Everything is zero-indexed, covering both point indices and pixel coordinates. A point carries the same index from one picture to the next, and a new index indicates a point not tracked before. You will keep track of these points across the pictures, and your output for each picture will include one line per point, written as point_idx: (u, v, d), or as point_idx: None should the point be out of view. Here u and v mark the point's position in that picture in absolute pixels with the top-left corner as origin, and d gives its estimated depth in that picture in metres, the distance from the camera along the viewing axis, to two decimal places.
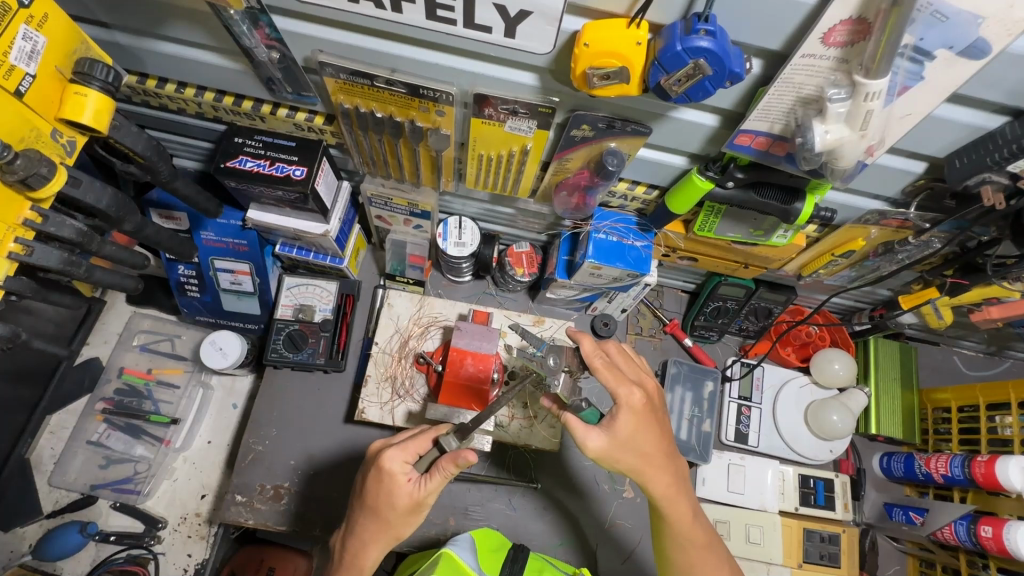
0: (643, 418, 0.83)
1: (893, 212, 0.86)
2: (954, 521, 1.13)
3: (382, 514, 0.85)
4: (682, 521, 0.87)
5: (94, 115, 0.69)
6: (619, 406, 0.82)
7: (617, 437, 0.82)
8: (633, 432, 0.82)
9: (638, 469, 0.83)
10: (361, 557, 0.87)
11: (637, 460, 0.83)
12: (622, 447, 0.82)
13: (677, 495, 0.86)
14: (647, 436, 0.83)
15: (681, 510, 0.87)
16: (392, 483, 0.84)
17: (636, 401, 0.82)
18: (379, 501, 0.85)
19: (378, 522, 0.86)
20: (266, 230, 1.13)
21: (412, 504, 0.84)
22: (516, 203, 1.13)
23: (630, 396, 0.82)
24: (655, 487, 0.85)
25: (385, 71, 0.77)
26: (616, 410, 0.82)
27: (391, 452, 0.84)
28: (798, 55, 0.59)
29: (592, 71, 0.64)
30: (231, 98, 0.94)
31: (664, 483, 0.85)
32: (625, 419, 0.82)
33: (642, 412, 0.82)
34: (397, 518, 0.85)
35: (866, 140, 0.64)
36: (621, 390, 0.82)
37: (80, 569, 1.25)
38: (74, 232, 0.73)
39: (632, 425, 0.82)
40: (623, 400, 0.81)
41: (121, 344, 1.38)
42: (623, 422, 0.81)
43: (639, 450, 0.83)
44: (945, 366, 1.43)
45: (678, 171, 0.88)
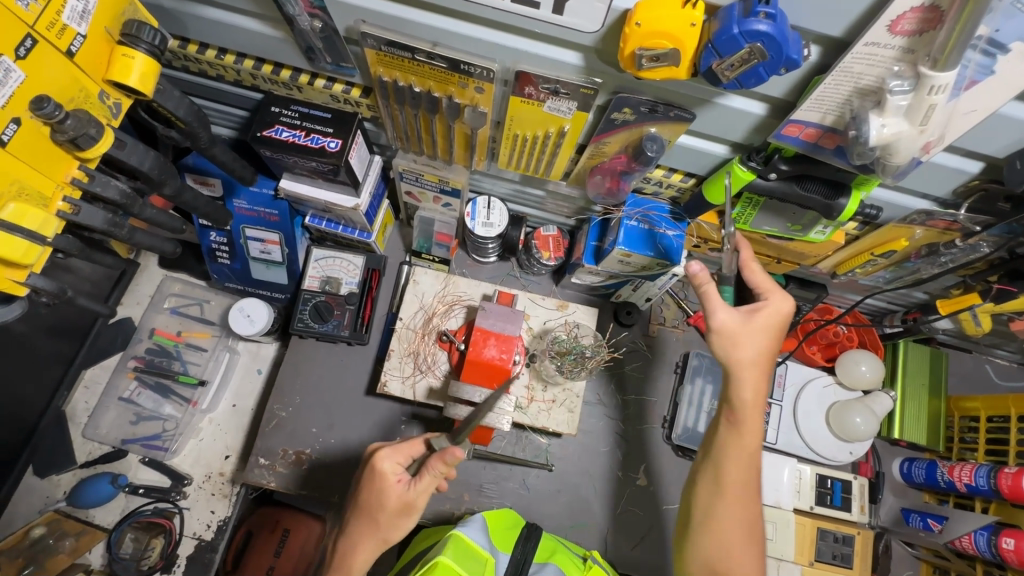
0: (779, 327, 0.84)
1: (941, 213, 0.83)
2: (974, 531, 1.12)
3: (371, 514, 0.86)
4: (749, 440, 0.83)
5: (140, 78, 0.70)
6: (764, 309, 0.83)
7: (739, 321, 0.82)
8: (763, 333, 0.83)
9: (743, 364, 0.82)
10: (351, 556, 0.86)
11: (752, 355, 0.82)
12: (735, 333, 0.82)
13: (752, 413, 0.83)
14: (773, 348, 0.83)
15: (752, 426, 0.83)
16: (384, 483, 0.86)
17: (783, 311, 0.84)
18: (371, 501, 0.87)
19: (367, 522, 0.86)
20: (297, 201, 1.14)
21: (402, 505, 0.86)
22: (546, 185, 1.11)
23: (779, 303, 0.84)
24: (743, 394, 0.83)
25: (426, 44, 0.76)
26: (762, 309, 0.83)
27: (385, 452, 0.87)
28: (861, 43, 0.56)
29: (642, 51, 0.62)
30: (270, 66, 0.94)
31: (755, 390, 0.83)
32: (766, 317, 0.83)
33: (780, 323, 0.84)
34: (388, 520, 0.86)
35: (924, 136, 0.62)
36: (772, 296, 0.84)
37: (110, 518, 1.30)
38: (119, 193, 0.75)
39: (769, 326, 0.83)
40: (773, 302, 0.83)
41: (152, 305, 1.42)
42: (761, 320, 0.83)
43: (759, 348, 0.82)
44: (975, 374, 1.39)
45: (719, 160, 0.86)
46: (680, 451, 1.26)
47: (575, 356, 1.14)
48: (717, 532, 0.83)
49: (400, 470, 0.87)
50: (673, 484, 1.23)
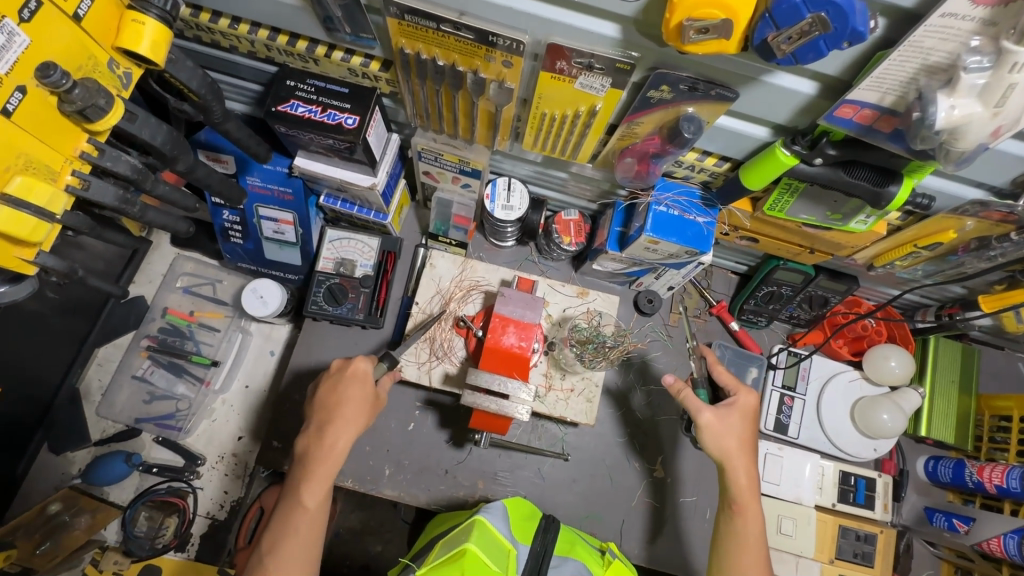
0: (749, 419, 0.95)
1: (996, 203, 0.78)
2: (1003, 534, 1.08)
3: (351, 406, 0.92)
4: (751, 531, 0.91)
5: (151, 45, 0.65)
6: (734, 403, 0.95)
7: (722, 419, 0.93)
8: (740, 425, 0.94)
9: (731, 453, 0.92)
10: (332, 445, 0.89)
11: (735, 444, 0.93)
12: (721, 431, 0.92)
13: (750, 509, 0.92)
14: (748, 437, 0.95)
15: (750, 523, 0.91)
16: (360, 380, 0.94)
17: (751, 407, 0.96)
18: (349, 396, 0.93)
19: (348, 413, 0.91)
20: (312, 179, 1.10)
21: (377, 398, 0.96)
22: (570, 167, 1.07)
23: (747, 400, 0.96)
24: (740, 479, 0.92)
25: (453, 14, 0.72)
26: (732, 404, 0.95)
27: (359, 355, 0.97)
28: (937, 14, 0.51)
29: (690, 22, 0.56)
30: (285, 37, 0.89)
31: (748, 475, 0.93)
32: (739, 412, 0.95)
33: (750, 415, 0.96)
34: (369, 413, 0.94)
35: (997, 119, 0.57)
36: (741, 392, 0.96)
37: (124, 496, 1.30)
38: (130, 168, 0.71)
39: (742, 418, 0.94)
40: (741, 397, 0.96)
41: (165, 284, 1.40)
42: (735, 415, 0.94)
43: (738, 437, 0.93)
44: (1008, 372, 1.34)
45: (758, 143, 0.81)
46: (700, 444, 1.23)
47: (595, 346, 1.11)
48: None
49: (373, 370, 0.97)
50: (691, 479, 1.20)
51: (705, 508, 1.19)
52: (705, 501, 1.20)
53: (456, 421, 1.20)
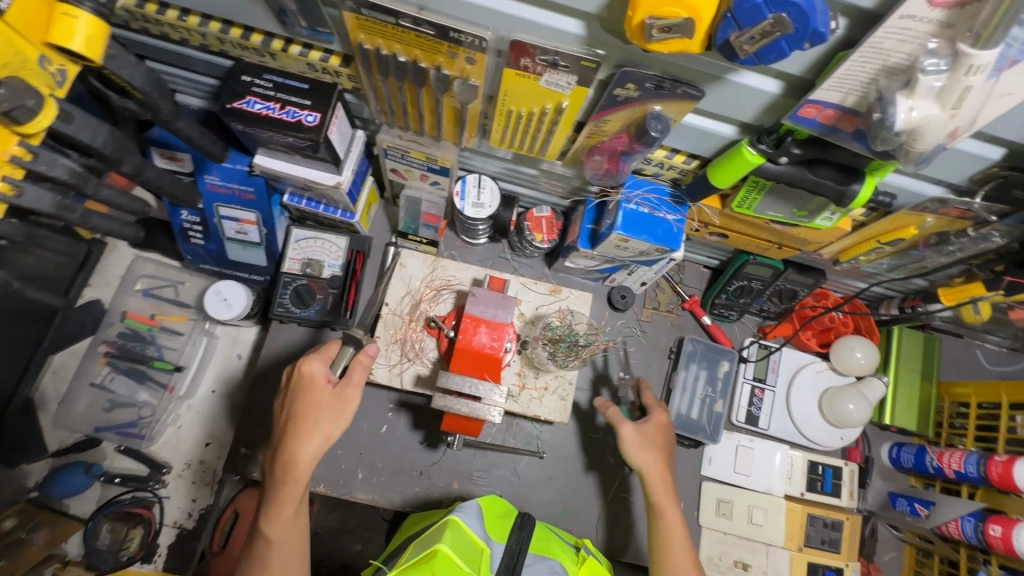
0: (665, 436, 1.02)
1: (955, 201, 0.80)
2: (961, 517, 1.13)
3: (303, 417, 0.86)
4: (675, 524, 0.95)
5: (86, 41, 0.61)
6: (650, 421, 1.03)
7: (640, 433, 1.00)
8: (656, 438, 1.01)
9: (648, 467, 0.98)
10: (295, 459, 0.85)
11: (651, 454, 0.99)
12: (643, 447, 0.99)
13: (671, 503, 0.97)
14: (665, 449, 1.01)
15: (671, 515, 0.96)
16: (313, 385, 0.88)
17: (663, 422, 1.04)
18: (304, 405, 0.87)
19: (304, 423, 0.86)
20: (274, 178, 1.06)
21: (336, 399, 0.88)
22: (540, 164, 1.05)
23: (660, 416, 1.04)
24: (654, 479, 0.98)
25: (412, 8, 0.69)
26: (648, 422, 1.03)
27: (310, 356, 0.89)
28: (896, 15, 0.51)
29: (652, 21, 0.55)
30: (238, 30, 0.85)
31: (664, 478, 0.98)
32: (653, 427, 1.02)
33: (663, 428, 1.03)
34: (323, 418, 0.86)
35: (954, 121, 0.57)
36: (656, 408, 1.05)
37: (86, 508, 1.27)
38: (67, 172, 0.68)
39: (659, 434, 1.02)
40: (655, 414, 1.04)
41: (123, 287, 1.34)
42: (652, 432, 1.01)
43: (655, 449, 1.00)
44: (967, 360, 1.39)
45: (725, 141, 0.81)
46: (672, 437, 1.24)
47: (568, 344, 1.12)
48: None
49: (326, 372, 0.89)
50: None
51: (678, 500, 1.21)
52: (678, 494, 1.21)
53: (430, 421, 1.19)
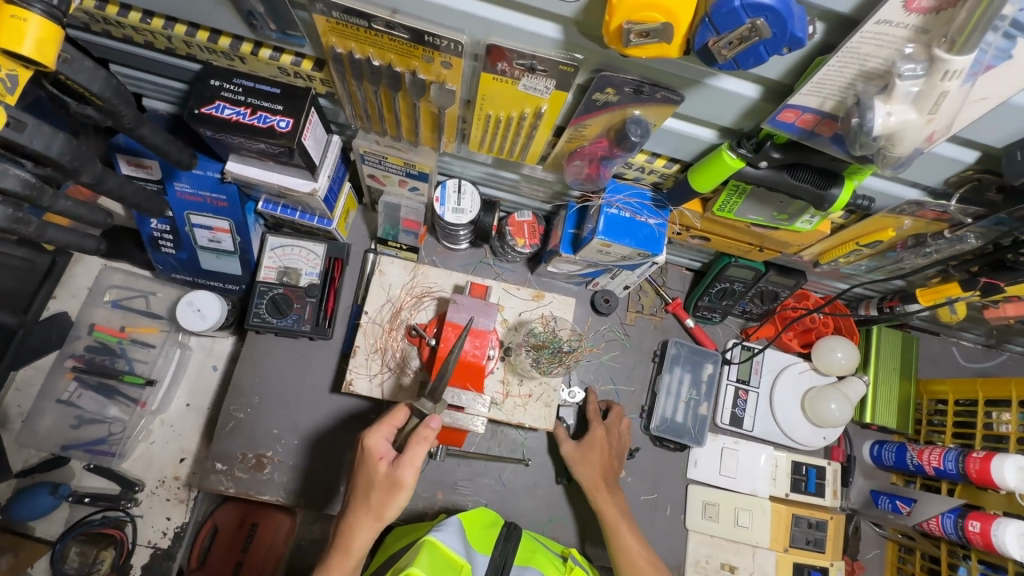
0: (602, 445, 1.11)
1: (931, 203, 0.81)
2: (942, 513, 1.14)
3: (358, 495, 0.84)
4: (613, 513, 1.03)
5: (37, 44, 0.57)
6: (588, 437, 1.11)
7: (578, 449, 1.10)
8: (593, 452, 1.09)
9: (582, 478, 1.07)
10: (349, 538, 0.83)
11: (580, 464, 1.08)
12: (580, 459, 1.09)
13: (608, 495, 1.05)
14: (602, 458, 1.09)
15: (609, 504, 1.04)
16: (369, 461, 0.85)
17: (598, 436, 1.12)
18: (362, 480, 0.85)
19: (361, 500, 0.84)
20: (247, 185, 1.03)
21: (388, 482, 0.83)
22: (520, 169, 1.04)
23: (597, 431, 1.12)
24: (586, 476, 1.07)
25: (385, 11, 0.67)
26: (587, 439, 1.11)
27: (371, 430, 0.86)
28: (873, 20, 0.51)
29: (630, 26, 0.54)
30: (205, 33, 0.82)
31: (591, 475, 1.07)
32: (591, 441, 1.11)
33: (598, 440, 1.11)
34: (378, 500, 0.83)
35: (931, 126, 0.57)
36: (595, 425, 1.13)
37: (53, 530, 1.21)
38: (20, 183, 0.63)
39: (596, 447, 1.10)
40: (593, 430, 1.12)
41: (91, 299, 1.29)
42: (587, 445, 1.10)
43: (588, 458, 1.09)
44: (944, 357, 1.41)
45: (706, 145, 0.81)
46: (657, 441, 1.23)
47: (552, 350, 1.10)
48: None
49: (386, 447, 0.85)
50: (650, 477, 1.21)
51: (665, 504, 1.21)
52: (665, 498, 1.21)
53: None
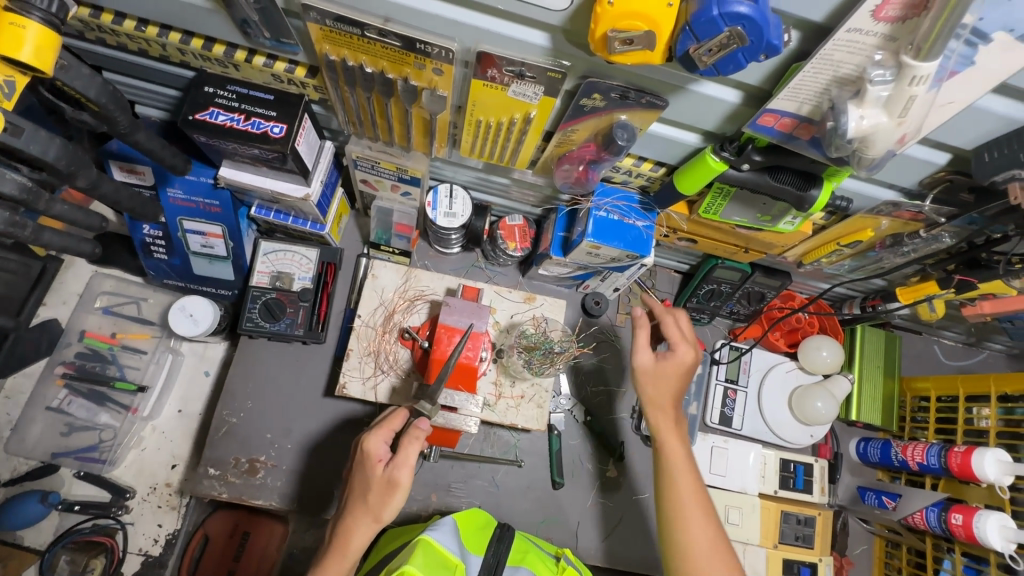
0: (683, 373, 0.94)
1: (907, 204, 0.84)
2: (926, 508, 1.16)
3: (356, 497, 0.84)
4: (679, 455, 0.90)
5: (36, 51, 0.58)
6: (670, 356, 0.94)
7: (655, 364, 0.94)
8: (673, 375, 0.93)
9: (651, 400, 0.93)
10: (347, 538, 0.82)
11: (652, 391, 0.94)
12: (654, 379, 0.94)
13: (675, 433, 0.91)
14: (681, 391, 0.94)
15: (674, 442, 0.91)
16: (367, 463, 0.84)
17: (686, 361, 0.94)
18: (360, 482, 0.85)
19: (359, 502, 0.83)
20: (240, 191, 1.04)
21: (385, 483, 0.83)
22: (511, 173, 1.06)
23: (684, 354, 0.94)
24: (655, 396, 0.93)
25: (377, 19, 0.69)
26: (667, 357, 0.94)
27: (369, 432, 0.86)
28: (844, 29, 0.53)
29: (614, 33, 0.57)
30: (200, 40, 0.83)
31: (668, 396, 0.93)
32: (672, 364, 0.93)
33: (684, 369, 0.94)
34: (376, 500, 0.82)
35: (902, 128, 0.60)
36: (680, 346, 0.94)
37: (42, 539, 1.20)
38: (17, 187, 0.64)
39: (675, 372, 0.93)
40: (680, 350, 0.94)
41: (82, 305, 1.29)
42: (667, 367, 0.93)
43: (663, 384, 0.93)
44: (925, 355, 1.44)
45: (690, 149, 0.83)
46: (649, 442, 1.25)
47: (544, 351, 1.10)
48: (692, 562, 0.82)
49: (384, 449, 0.85)
50: (642, 477, 1.23)
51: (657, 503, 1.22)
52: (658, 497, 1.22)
53: None
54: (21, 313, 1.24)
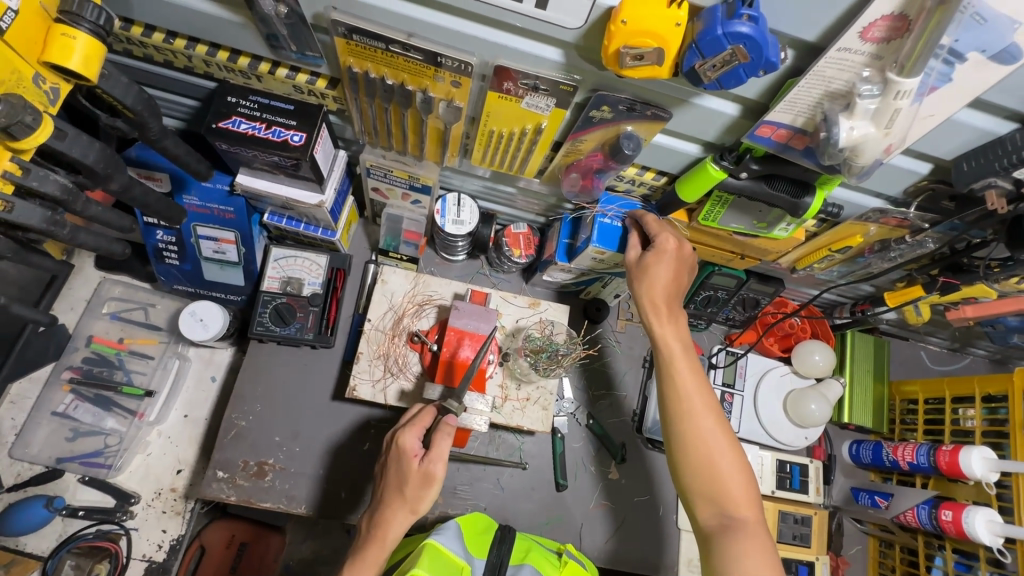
0: (670, 262, 0.91)
1: (893, 211, 0.90)
2: (917, 505, 1.20)
3: (392, 489, 0.89)
4: (674, 344, 0.89)
5: (84, 60, 0.62)
6: (653, 248, 0.92)
7: (641, 260, 0.93)
8: (661, 265, 0.91)
9: (645, 293, 0.91)
10: (384, 529, 0.87)
11: (647, 285, 0.91)
12: (643, 274, 0.92)
13: (669, 321, 0.90)
14: (673, 279, 0.91)
15: (669, 333, 0.90)
16: (403, 458, 0.89)
17: (669, 248, 0.91)
18: (395, 476, 0.90)
19: (395, 494, 0.89)
20: (255, 198, 1.07)
21: (422, 476, 0.87)
22: (517, 182, 1.10)
23: (666, 241, 0.91)
24: (653, 291, 0.90)
25: (402, 35, 0.73)
26: (651, 250, 0.92)
27: (403, 428, 0.90)
28: (835, 48, 0.59)
29: (626, 50, 0.62)
30: (225, 53, 0.87)
31: (661, 287, 0.90)
32: (655, 255, 0.91)
33: (670, 255, 0.91)
34: (413, 493, 0.88)
35: (888, 138, 0.65)
36: (660, 233, 0.92)
37: (44, 545, 1.19)
38: (59, 188, 0.69)
39: (661, 263, 0.90)
40: (660, 238, 0.91)
41: (90, 311, 1.30)
42: (654, 259, 0.91)
43: (654, 277, 0.91)
44: (913, 360, 1.50)
45: (691, 159, 0.89)
46: (650, 444, 1.29)
47: (549, 354, 1.13)
48: (698, 454, 0.83)
49: (418, 442, 0.90)
50: (644, 478, 1.25)
51: (658, 505, 1.24)
52: (659, 497, 1.24)
53: None
54: (42, 302, 1.29)
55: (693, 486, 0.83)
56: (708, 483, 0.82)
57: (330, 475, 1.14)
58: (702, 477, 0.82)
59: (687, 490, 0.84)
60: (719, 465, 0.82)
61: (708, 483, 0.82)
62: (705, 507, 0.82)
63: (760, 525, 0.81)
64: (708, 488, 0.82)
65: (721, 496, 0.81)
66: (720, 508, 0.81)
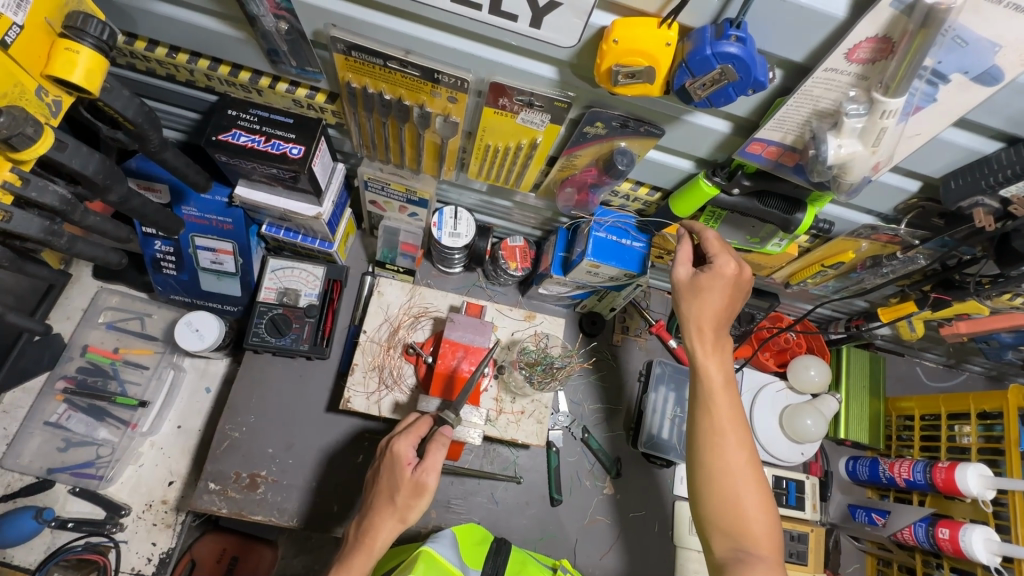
0: (724, 288, 0.87)
1: (884, 227, 0.91)
2: (914, 523, 1.19)
3: (383, 494, 0.89)
4: (716, 375, 0.86)
5: (85, 73, 0.63)
6: (710, 269, 0.87)
7: (693, 280, 0.88)
8: (715, 291, 0.86)
9: (694, 316, 0.87)
10: (372, 537, 0.87)
11: (695, 308, 0.87)
12: (694, 297, 0.87)
13: (712, 351, 0.87)
14: (725, 307, 0.87)
15: (712, 363, 0.86)
16: (397, 465, 0.88)
17: (727, 273, 0.86)
18: (386, 485, 0.89)
19: (385, 502, 0.88)
20: (253, 209, 1.08)
21: (414, 486, 0.87)
22: (513, 196, 1.12)
23: (725, 265, 0.86)
24: (704, 317, 0.86)
25: (399, 52, 0.75)
26: (707, 271, 0.87)
27: (399, 436, 0.90)
28: (821, 68, 0.60)
29: (618, 68, 0.63)
30: (226, 67, 0.89)
31: (713, 313, 0.86)
32: (712, 279, 0.86)
33: (727, 282, 0.86)
34: (402, 502, 0.87)
35: (876, 156, 0.67)
36: (719, 256, 0.87)
37: (32, 558, 1.18)
38: (57, 199, 0.70)
39: (716, 288, 0.86)
40: (719, 262, 0.86)
41: (86, 320, 1.31)
42: (708, 282, 0.86)
43: (705, 301, 0.86)
44: (910, 376, 1.50)
45: (684, 174, 0.90)
46: (646, 458, 1.28)
47: (544, 367, 1.11)
48: (723, 490, 0.82)
49: (412, 450, 0.90)
50: (640, 493, 1.25)
51: (654, 521, 1.23)
52: (655, 513, 1.24)
53: None
54: (38, 311, 1.30)
55: (711, 518, 0.82)
56: (728, 516, 0.81)
57: (323, 487, 1.13)
58: (722, 510, 0.81)
59: (705, 521, 0.83)
60: (743, 502, 0.81)
61: (728, 516, 0.81)
62: (720, 538, 0.82)
63: (777, 561, 0.80)
64: (727, 521, 0.81)
65: (740, 530, 0.80)
66: (737, 541, 0.80)
